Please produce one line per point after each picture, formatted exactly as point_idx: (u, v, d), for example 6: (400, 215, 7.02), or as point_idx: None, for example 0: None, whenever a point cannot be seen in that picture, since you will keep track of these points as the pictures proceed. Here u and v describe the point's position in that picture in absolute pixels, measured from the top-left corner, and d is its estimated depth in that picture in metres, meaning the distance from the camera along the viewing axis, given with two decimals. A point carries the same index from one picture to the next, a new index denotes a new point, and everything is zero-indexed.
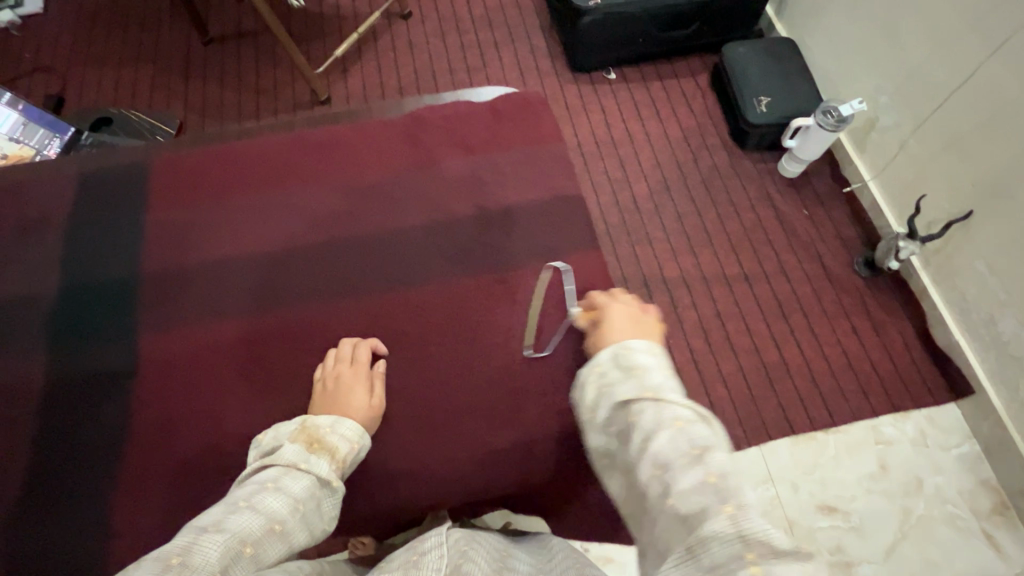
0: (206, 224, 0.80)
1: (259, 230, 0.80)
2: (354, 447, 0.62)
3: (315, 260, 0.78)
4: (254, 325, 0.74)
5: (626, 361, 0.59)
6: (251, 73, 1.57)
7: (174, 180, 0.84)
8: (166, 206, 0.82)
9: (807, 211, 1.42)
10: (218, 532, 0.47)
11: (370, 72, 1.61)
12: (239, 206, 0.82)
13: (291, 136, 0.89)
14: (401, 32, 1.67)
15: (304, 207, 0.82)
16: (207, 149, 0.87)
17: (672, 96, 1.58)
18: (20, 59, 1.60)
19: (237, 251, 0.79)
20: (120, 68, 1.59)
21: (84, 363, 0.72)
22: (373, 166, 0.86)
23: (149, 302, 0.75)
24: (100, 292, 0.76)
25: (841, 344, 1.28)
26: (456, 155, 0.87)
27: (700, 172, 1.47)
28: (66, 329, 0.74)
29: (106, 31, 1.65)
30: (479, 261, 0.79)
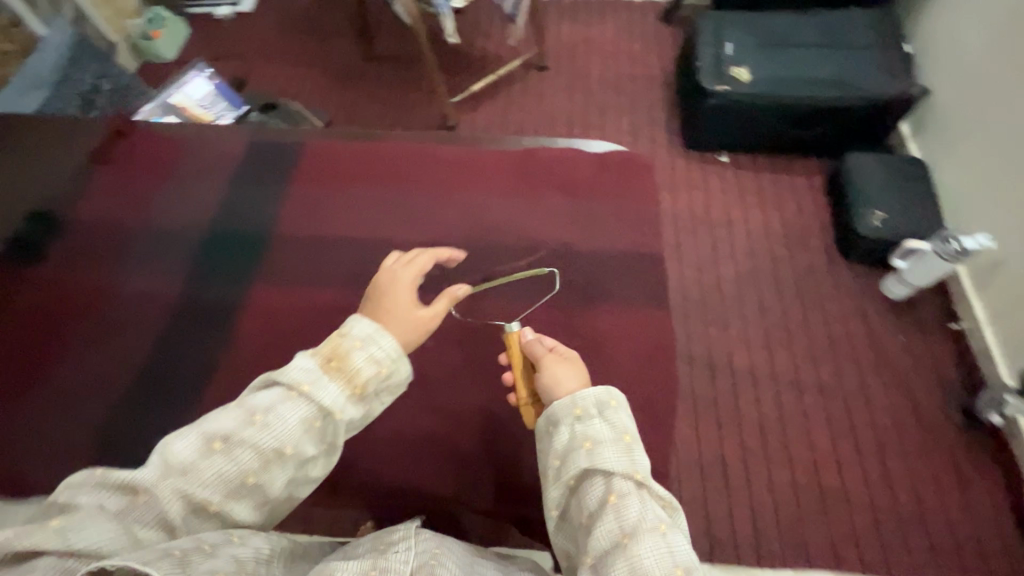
0: (331, 206, 0.92)
1: (371, 222, 0.90)
2: (380, 373, 0.62)
3: None
4: (346, 301, 0.82)
5: (608, 418, 0.65)
6: (396, 91, 1.78)
7: (316, 164, 0.97)
8: (304, 184, 0.95)
9: (905, 337, 1.32)
10: (184, 478, 0.54)
11: (497, 110, 1.75)
12: (361, 198, 0.93)
13: (418, 148, 1.00)
14: (534, 80, 1.82)
15: (412, 211, 0.91)
16: (348, 144, 1.00)
17: (781, 190, 1.57)
18: (223, 45, 1.93)
19: (349, 236, 0.89)
20: (295, 67, 1.86)
21: (206, 294, 0.84)
22: (483, 189, 0.94)
23: (271, 259, 0.87)
24: (235, 241, 0.89)
25: (915, 489, 1.16)
26: (556, 195, 0.93)
27: (794, 270, 1.43)
28: (202, 264, 0.87)
29: (293, 35, 1.95)
30: (553, 297, 0.84)
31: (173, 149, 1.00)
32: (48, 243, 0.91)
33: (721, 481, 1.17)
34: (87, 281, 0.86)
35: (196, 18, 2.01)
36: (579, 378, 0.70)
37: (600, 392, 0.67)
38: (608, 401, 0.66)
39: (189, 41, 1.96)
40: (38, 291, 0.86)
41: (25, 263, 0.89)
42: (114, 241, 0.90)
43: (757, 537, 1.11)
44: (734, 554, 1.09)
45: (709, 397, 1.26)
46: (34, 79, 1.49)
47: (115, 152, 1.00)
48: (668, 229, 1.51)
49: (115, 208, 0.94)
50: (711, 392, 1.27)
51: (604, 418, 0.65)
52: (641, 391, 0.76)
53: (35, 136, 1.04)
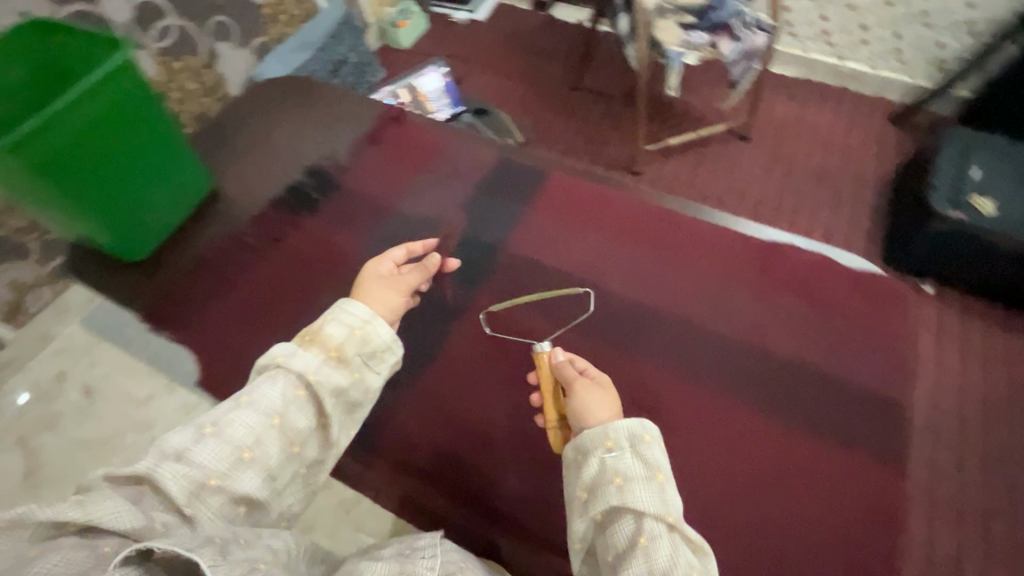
0: (563, 246, 0.99)
1: (597, 273, 0.97)
2: (354, 333, 0.77)
3: (625, 321, 0.92)
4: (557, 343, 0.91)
5: (639, 452, 0.70)
6: (592, 125, 1.83)
7: (558, 197, 1.04)
8: (543, 215, 1.03)
9: None
10: (182, 462, 0.63)
11: (686, 168, 1.72)
12: (593, 245, 0.99)
13: (661, 210, 1.02)
14: (733, 147, 1.75)
15: (640, 275, 0.96)
16: (595, 185, 1.05)
17: (991, 346, 1.35)
18: (451, 48, 2.14)
19: (574, 281, 0.96)
20: (507, 81, 2.00)
21: (442, 295, 0.97)
22: (711, 271, 0.95)
23: (500, 281, 0.98)
24: (473, 252, 1.01)
25: None
26: (784, 300, 0.91)
27: (984, 442, 1.22)
28: (443, 265, 1.00)
29: (513, 53, 2.10)
30: (747, 405, 0.84)
31: (433, 146, 1.12)
32: (319, 202, 1.07)
33: None
34: (341, 245, 1.01)
35: (436, 17, 2.23)
36: (605, 406, 0.76)
37: (631, 424, 0.72)
38: (642, 437, 0.71)
39: (425, 35, 2.18)
40: (304, 242, 1.03)
41: (299, 214, 1.06)
42: (374, 217, 1.05)
43: None
44: None
45: None
46: (300, 42, 1.73)
47: (386, 135, 1.14)
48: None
49: (375, 185, 1.08)
50: None
51: (636, 453, 0.70)
52: (802, 539, 0.75)
53: (325, 101, 1.22)
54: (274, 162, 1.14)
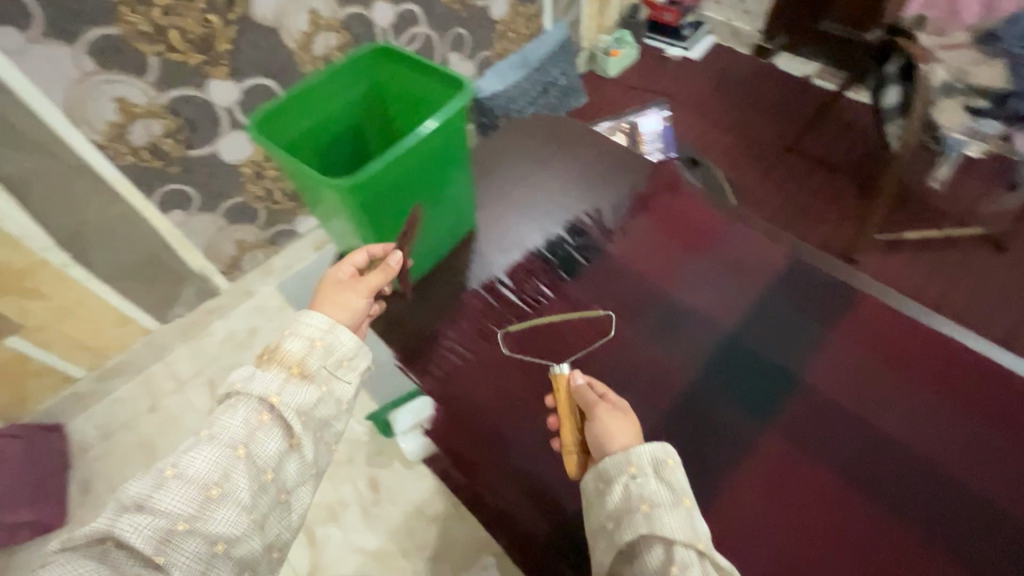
0: (886, 393, 0.81)
1: (933, 441, 0.77)
2: (315, 347, 0.70)
3: (975, 520, 0.71)
4: (879, 521, 0.72)
5: (663, 476, 0.66)
6: (806, 193, 1.63)
7: (878, 327, 0.86)
8: (859, 344, 0.85)
9: None
10: (144, 512, 0.58)
11: (920, 267, 1.45)
12: (928, 403, 0.79)
13: (1000, 368, 0.81)
14: (986, 256, 1.44)
15: (973, 449, 0.76)
16: (914, 320, 0.86)
17: None
18: (657, 81, 2.04)
19: (903, 444, 0.77)
20: (714, 126, 1.85)
21: (718, 409, 0.82)
22: None
23: (799, 415, 0.80)
24: (763, 368, 0.85)
25: None
26: None
27: None
28: (721, 372, 0.85)
29: (725, 96, 1.94)
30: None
31: (710, 228, 0.99)
32: (582, 267, 0.98)
33: None
34: (611, 328, 0.91)
35: (649, 49, 2.14)
36: (625, 427, 0.72)
37: (652, 449, 0.68)
38: (663, 459, 0.67)
39: (634, 65, 2.10)
40: (567, 312, 0.94)
41: (560, 277, 0.98)
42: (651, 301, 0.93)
43: None
44: None
45: None
46: (521, 61, 1.75)
47: (657, 204, 1.03)
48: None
49: (645, 260, 0.97)
50: None
51: (659, 479, 0.66)
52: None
53: (590, 148, 1.13)
54: (534, 209, 1.07)
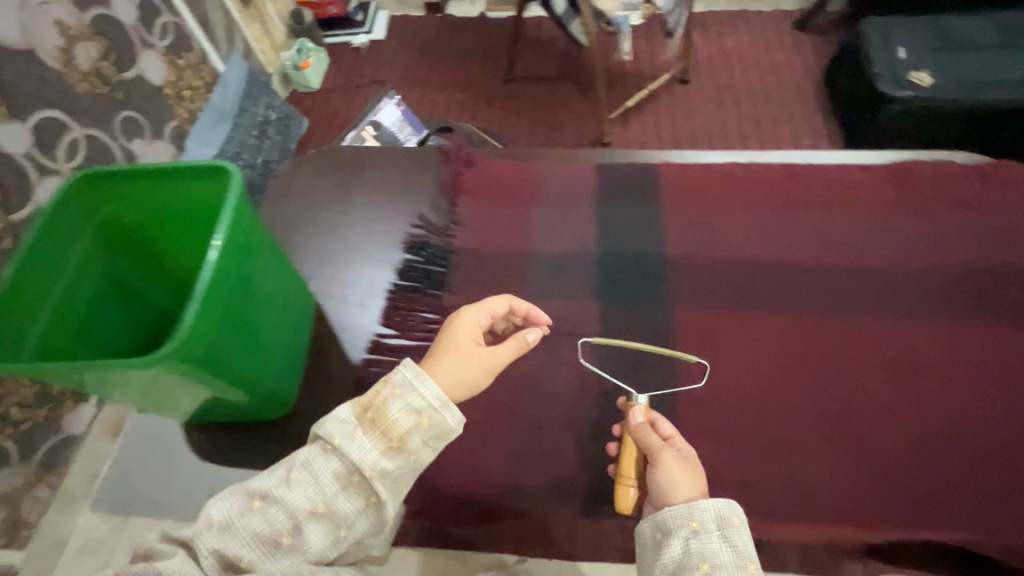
0: (725, 224, 0.87)
1: (770, 243, 0.86)
2: (422, 422, 0.60)
3: (831, 283, 0.82)
4: (777, 328, 0.79)
5: (733, 544, 0.59)
6: (542, 112, 1.82)
7: (691, 184, 0.91)
8: (689, 203, 0.89)
9: None
10: (248, 525, 0.56)
11: (648, 126, 1.76)
12: (750, 218, 0.88)
13: (776, 164, 0.94)
14: (679, 95, 1.81)
15: (805, 224, 0.87)
16: (715, 162, 0.94)
17: None
18: (364, 73, 2.00)
19: (760, 257, 0.84)
20: (438, 90, 1.91)
21: (626, 322, 0.81)
22: (876, 207, 0.88)
23: (684, 287, 0.83)
24: (636, 267, 0.84)
25: None
26: (938, 208, 0.87)
27: None
28: (613, 292, 0.83)
29: (429, 59, 2.00)
30: (973, 314, 0.79)
31: (518, 170, 0.94)
32: (449, 276, 0.84)
33: None
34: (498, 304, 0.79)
35: (333, 48, 2.07)
36: (688, 479, 0.63)
37: (716, 502, 0.61)
38: (731, 518, 0.60)
39: (331, 70, 2.02)
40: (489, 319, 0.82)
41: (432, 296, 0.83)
42: (559, 267, 0.85)
43: None
44: None
45: None
46: (217, 114, 1.55)
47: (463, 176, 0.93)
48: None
49: (499, 232, 0.88)
50: None
51: (723, 537, 0.59)
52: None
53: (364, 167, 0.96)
54: (358, 254, 0.88)
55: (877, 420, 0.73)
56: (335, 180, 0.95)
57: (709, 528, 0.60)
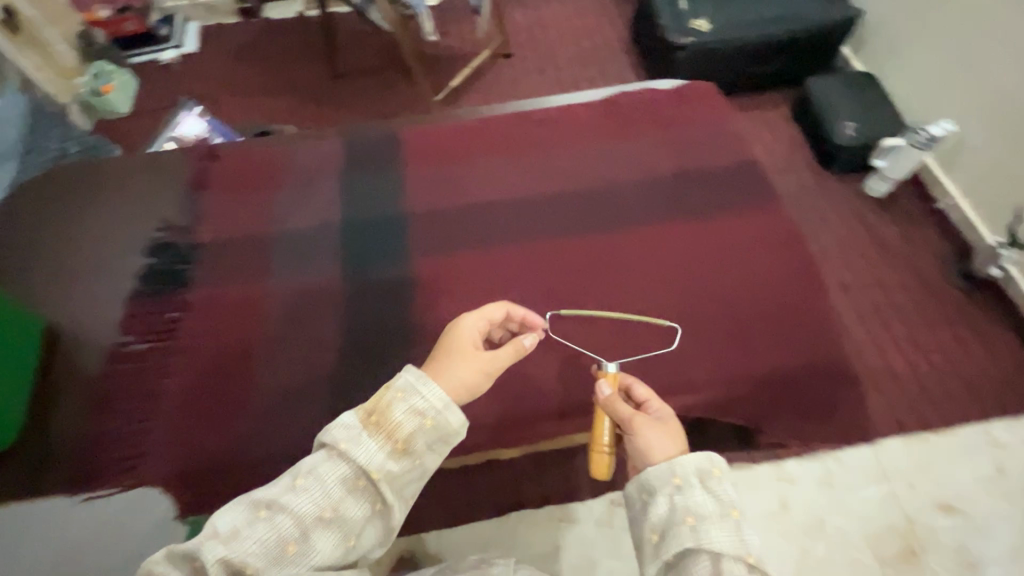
0: (458, 173, 0.94)
1: (499, 182, 0.93)
2: (424, 424, 0.63)
3: (552, 207, 0.90)
4: (504, 256, 0.86)
5: (720, 496, 0.63)
6: (373, 101, 1.78)
7: (430, 144, 0.97)
8: (425, 161, 0.95)
9: (897, 226, 1.48)
10: (259, 528, 0.56)
11: (479, 101, 1.79)
12: (483, 164, 0.95)
13: (507, 113, 1.02)
14: (504, 68, 1.86)
15: (526, 164, 0.95)
16: (452, 123, 1.01)
17: (755, 122, 1.70)
18: (179, 88, 1.86)
19: (488, 197, 0.91)
20: (262, 95, 1.82)
21: (365, 277, 0.84)
22: (599, 136, 0.98)
23: (422, 235, 0.88)
24: (375, 225, 0.89)
25: (946, 349, 1.30)
26: (652, 130, 0.98)
27: (788, 190, 1.57)
28: (354, 252, 0.86)
29: (248, 65, 1.90)
30: (670, 215, 0.89)
31: (268, 159, 0.97)
32: (191, 268, 0.87)
33: None
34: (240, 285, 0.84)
35: (140, 68, 1.91)
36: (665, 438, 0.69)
37: (699, 456, 0.65)
38: (713, 470, 0.65)
39: (141, 91, 1.87)
40: (226, 303, 0.83)
41: (173, 292, 0.85)
42: (298, 241, 0.88)
43: None
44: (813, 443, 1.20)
45: None
46: None
47: (206, 175, 0.95)
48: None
49: (241, 219, 0.91)
50: None
51: (705, 489, 0.63)
52: (750, 282, 0.84)
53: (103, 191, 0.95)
54: (103, 264, 0.88)
55: (591, 316, 0.82)
56: (81, 198, 0.95)
57: (693, 483, 0.64)
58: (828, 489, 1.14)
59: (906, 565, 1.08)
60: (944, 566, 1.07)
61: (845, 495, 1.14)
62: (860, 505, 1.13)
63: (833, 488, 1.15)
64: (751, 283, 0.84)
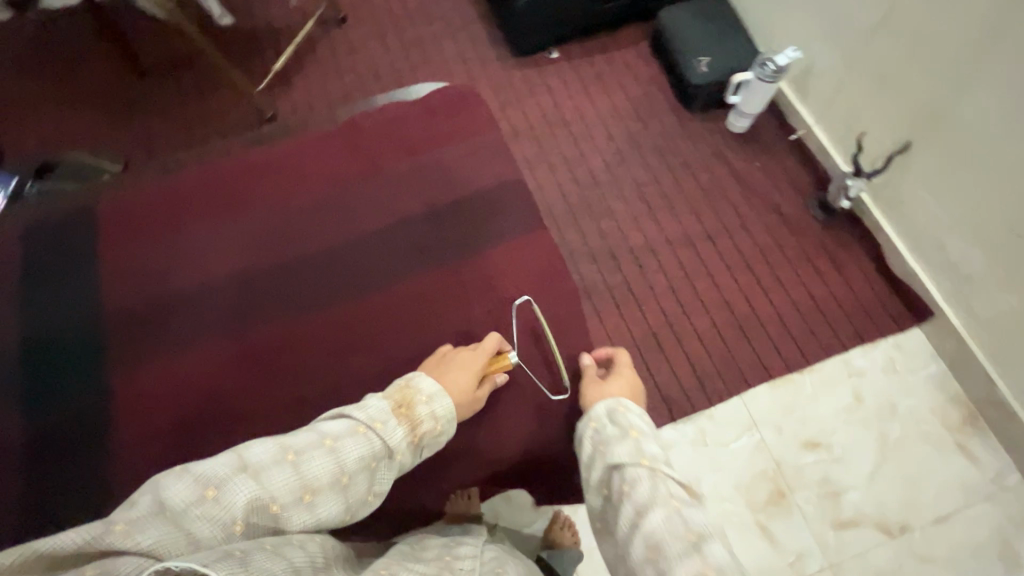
0: (163, 253, 0.74)
1: (217, 254, 0.74)
2: (437, 426, 0.60)
3: (287, 275, 0.73)
4: (219, 355, 0.68)
5: (624, 422, 0.63)
6: (190, 101, 1.52)
7: (132, 217, 0.76)
8: (123, 243, 0.74)
9: (760, 163, 1.45)
10: (274, 479, 0.51)
11: (314, 81, 1.55)
12: (198, 235, 0.75)
13: (229, 160, 0.81)
14: (338, 37, 1.62)
15: (248, 229, 0.75)
16: (157, 184, 0.80)
17: (616, 67, 1.58)
18: None
19: (205, 277, 0.73)
20: (53, 111, 1.51)
21: (44, 413, 0.65)
22: (346, 172, 0.79)
23: (115, 344, 0.69)
24: (56, 338, 0.69)
25: (808, 287, 1.31)
26: (401, 158, 0.81)
27: (653, 139, 1.49)
28: (31, 380, 0.67)
29: (29, 73, 1.56)
30: (432, 263, 0.75)
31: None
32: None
33: (658, 350, 1.25)
34: None
35: None
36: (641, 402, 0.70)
37: (604, 401, 0.65)
38: (616, 407, 0.64)
39: None
40: None
41: None
42: None
43: (703, 384, 1.22)
44: (687, 406, 1.20)
45: (623, 283, 1.31)
46: None
47: None
48: (515, 149, 1.47)
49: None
50: (622, 278, 1.32)
51: (613, 421, 0.63)
52: (525, 326, 0.73)
53: None
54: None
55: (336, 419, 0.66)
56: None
57: (603, 421, 0.64)
58: (701, 449, 1.16)
59: (775, 508, 1.12)
60: (810, 502, 1.13)
61: (718, 452, 1.16)
62: (732, 458, 1.16)
63: (707, 447, 1.17)
64: (532, 323, 0.74)
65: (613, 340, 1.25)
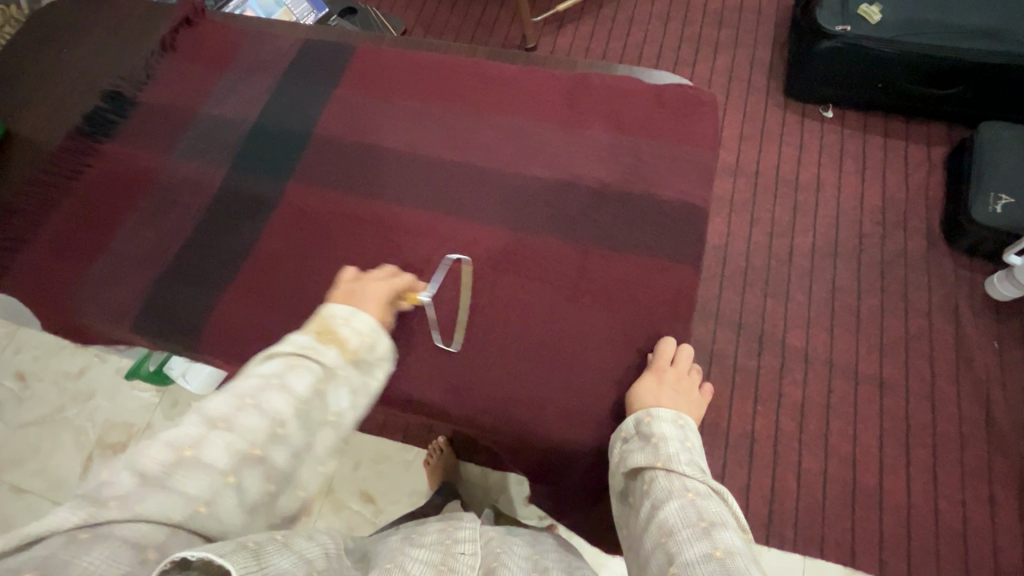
0: (371, 110, 0.84)
1: (408, 131, 0.82)
2: (363, 338, 0.57)
3: (450, 175, 0.79)
4: (365, 208, 0.77)
5: (647, 430, 0.58)
6: (477, 7, 1.65)
7: (369, 72, 0.87)
8: (352, 88, 0.86)
9: (998, 344, 1.16)
10: (223, 433, 0.45)
11: (582, 34, 1.57)
12: (402, 109, 0.84)
13: (459, 59, 0.88)
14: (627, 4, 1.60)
15: (440, 121, 0.82)
16: (396, 50, 0.89)
17: (890, 157, 1.35)
18: None
19: (389, 144, 0.81)
20: None
21: (244, 185, 0.80)
22: (545, 118, 0.82)
23: (306, 159, 0.81)
24: (279, 136, 0.84)
25: (964, 506, 1.05)
26: (600, 130, 0.80)
27: (883, 251, 1.27)
28: (246, 157, 0.83)
29: None
30: (569, 236, 0.74)
31: (231, 41, 0.92)
32: (122, 124, 0.87)
33: (745, 454, 1.11)
34: (145, 155, 0.84)
35: None
36: (680, 402, 0.63)
37: (634, 413, 0.61)
38: (645, 417, 0.60)
39: None
40: (127, 167, 0.83)
41: (94, 140, 0.86)
42: (206, 129, 0.85)
43: (771, 518, 1.06)
44: None
45: (752, 371, 1.18)
46: None
47: (180, 38, 0.93)
48: (725, 184, 1.36)
49: (179, 93, 0.89)
50: (755, 367, 1.18)
51: (639, 432, 0.59)
52: (620, 341, 0.69)
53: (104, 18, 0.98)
54: (68, 89, 0.92)
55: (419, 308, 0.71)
56: (73, 26, 0.97)
57: (631, 432, 0.60)
58: None
59: None
60: None
61: None
62: None
63: None
64: (628, 345, 0.69)
65: (707, 417, 1.14)
